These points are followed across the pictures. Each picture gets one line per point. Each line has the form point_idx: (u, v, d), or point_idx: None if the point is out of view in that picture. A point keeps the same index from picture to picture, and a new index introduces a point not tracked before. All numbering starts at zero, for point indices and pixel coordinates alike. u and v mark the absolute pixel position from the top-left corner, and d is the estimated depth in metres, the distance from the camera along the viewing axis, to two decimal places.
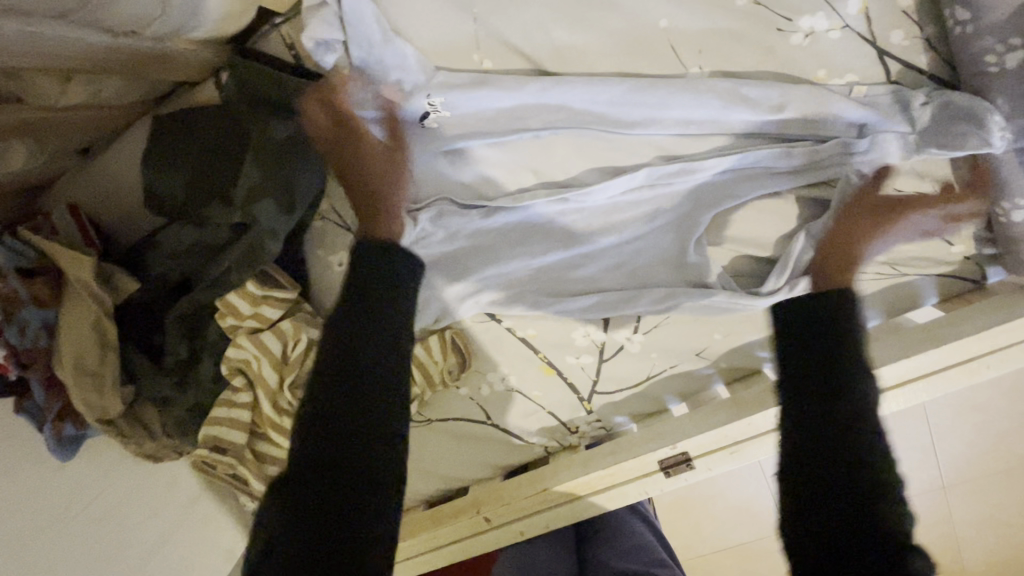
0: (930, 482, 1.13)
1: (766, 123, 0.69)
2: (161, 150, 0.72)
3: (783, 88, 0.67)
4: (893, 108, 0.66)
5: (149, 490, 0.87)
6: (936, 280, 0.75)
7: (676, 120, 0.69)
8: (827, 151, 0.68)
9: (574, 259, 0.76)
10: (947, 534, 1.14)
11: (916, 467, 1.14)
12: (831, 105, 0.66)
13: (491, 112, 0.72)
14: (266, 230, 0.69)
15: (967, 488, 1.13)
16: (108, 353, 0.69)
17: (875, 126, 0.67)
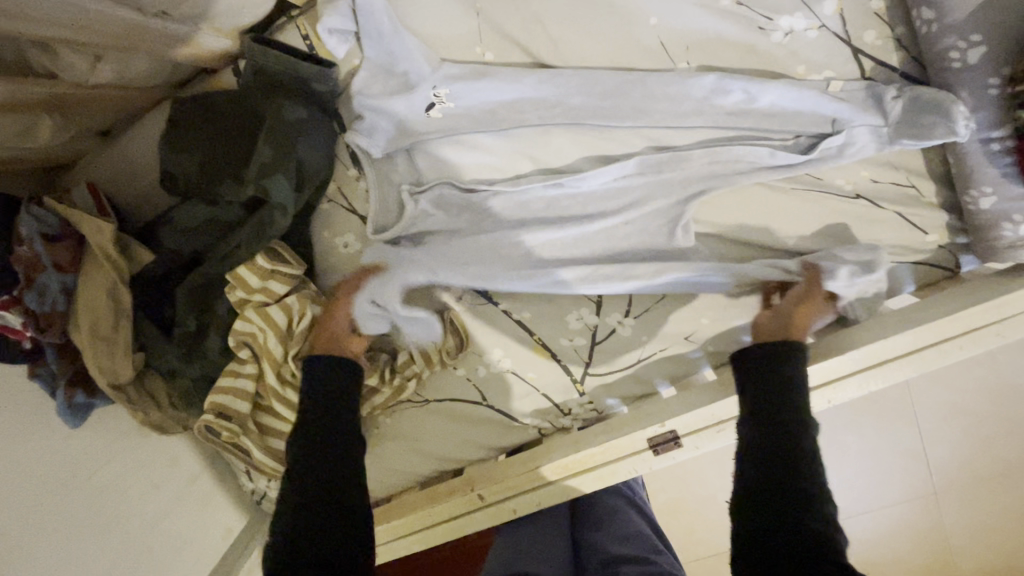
0: (920, 487, 1.16)
1: (749, 115, 0.73)
2: (177, 132, 0.76)
3: (763, 83, 0.71)
4: (872, 103, 0.70)
5: (150, 464, 0.89)
6: (915, 268, 0.78)
7: (664, 110, 0.73)
8: (802, 142, 0.74)
9: (566, 243, 0.79)
10: (941, 542, 1.15)
11: (906, 470, 1.16)
12: (810, 98, 0.71)
13: (491, 101, 0.76)
14: (276, 205, 0.73)
15: (956, 491, 1.15)
16: (122, 320, 0.73)
17: (853, 119, 0.70)
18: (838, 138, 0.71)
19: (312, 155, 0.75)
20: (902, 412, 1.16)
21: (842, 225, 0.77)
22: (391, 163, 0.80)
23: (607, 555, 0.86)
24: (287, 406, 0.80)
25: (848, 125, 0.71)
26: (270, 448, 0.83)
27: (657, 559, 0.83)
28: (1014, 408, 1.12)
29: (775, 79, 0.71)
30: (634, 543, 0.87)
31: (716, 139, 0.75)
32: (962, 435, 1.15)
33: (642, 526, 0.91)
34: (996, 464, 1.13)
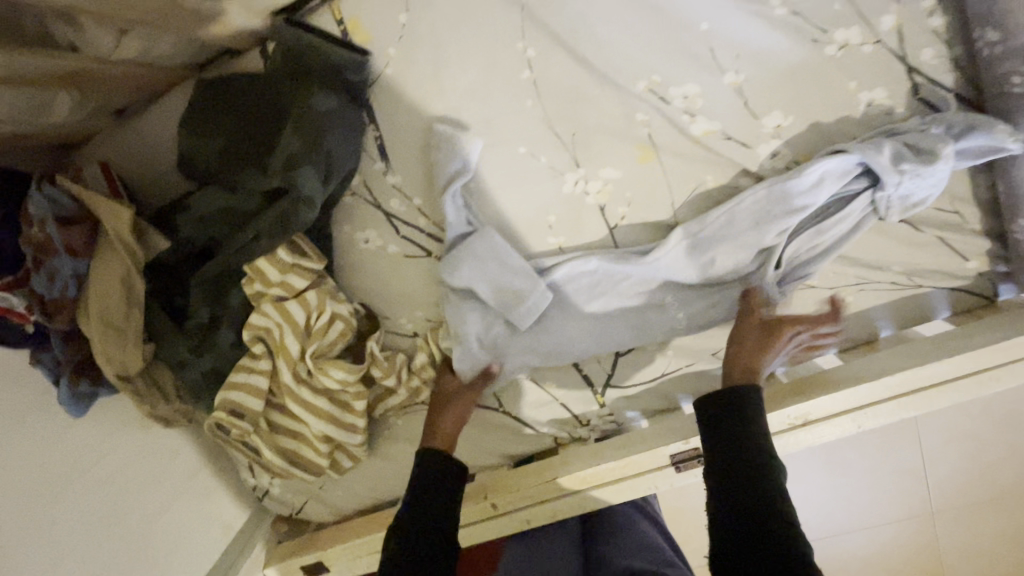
0: (919, 508, 1.15)
1: (800, 199, 0.72)
2: (197, 115, 0.72)
3: (801, 168, 0.72)
4: (910, 153, 0.66)
5: (153, 456, 0.86)
6: (951, 294, 0.77)
7: (705, 109, 0.72)
8: (860, 211, 0.73)
9: (628, 307, 0.82)
10: (937, 561, 1.15)
11: (906, 490, 1.15)
12: (847, 173, 0.70)
13: (517, 93, 0.73)
14: (302, 197, 0.69)
15: (954, 514, 1.14)
16: (134, 309, 0.69)
17: (910, 172, 0.66)
18: (890, 194, 0.69)
19: (341, 146, 0.71)
20: (907, 434, 1.15)
21: (881, 247, 0.76)
22: (427, 148, 0.77)
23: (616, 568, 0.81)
24: (300, 405, 0.78)
25: (901, 177, 0.67)
26: (280, 447, 0.81)
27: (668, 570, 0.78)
28: (1019, 433, 1.10)
29: (818, 162, 0.70)
30: (644, 556, 0.82)
31: (768, 219, 0.74)
32: (973, 461, 1.12)
33: (655, 539, 0.88)
34: (1002, 488, 1.12)
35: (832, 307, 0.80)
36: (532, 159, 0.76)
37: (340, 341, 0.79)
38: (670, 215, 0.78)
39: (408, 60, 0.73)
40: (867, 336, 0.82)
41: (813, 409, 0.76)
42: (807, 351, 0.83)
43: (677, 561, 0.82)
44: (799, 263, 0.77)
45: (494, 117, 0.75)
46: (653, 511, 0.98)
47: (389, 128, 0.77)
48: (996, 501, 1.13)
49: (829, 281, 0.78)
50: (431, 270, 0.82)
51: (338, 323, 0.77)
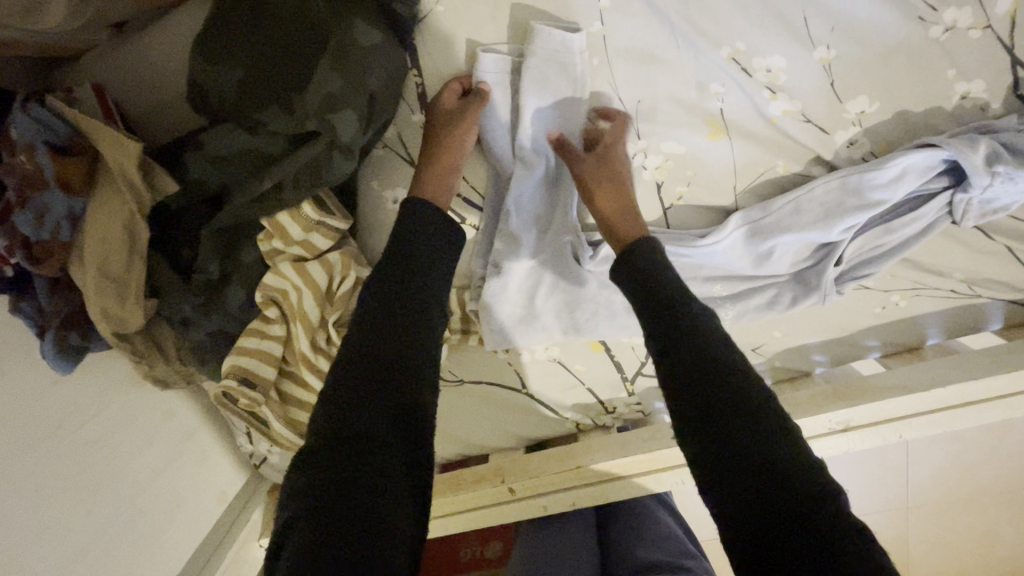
0: (902, 503, 1.13)
1: (876, 192, 0.67)
2: (212, 38, 0.62)
3: (885, 159, 0.65)
4: (1007, 155, 0.62)
5: (147, 417, 0.79)
6: (1006, 306, 0.75)
7: (787, 85, 0.65)
8: (931, 214, 0.68)
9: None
10: (914, 554, 1.16)
11: (888, 485, 1.13)
12: (930, 170, 0.65)
13: (583, 47, 0.65)
14: (337, 144, 0.62)
15: (927, 510, 1.13)
16: (136, 257, 0.61)
17: (1002, 175, 0.62)
18: (972, 197, 0.65)
19: (383, 88, 0.63)
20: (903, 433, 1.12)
21: (946, 253, 0.72)
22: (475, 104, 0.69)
23: (637, 561, 0.81)
24: (315, 376, 0.72)
25: (992, 180, 0.63)
26: (290, 420, 0.74)
27: (690, 564, 0.78)
28: (1005, 440, 1.07)
29: (904, 155, 0.65)
30: (665, 547, 0.82)
31: (840, 212, 0.68)
32: (990, 480, 1.10)
33: (675, 530, 0.87)
34: (1012, 506, 1.11)
35: (884, 310, 0.76)
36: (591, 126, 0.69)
37: None
38: (730, 199, 0.72)
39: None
40: (912, 342, 0.79)
41: (856, 415, 0.74)
42: (849, 353, 0.81)
43: (694, 552, 0.82)
44: (850, 260, 0.72)
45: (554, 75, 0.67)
46: (666, 500, 0.97)
47: (434, 76, 0.68)
48: (1005, 518, 1.12)
49: (887, 284, 0.75)
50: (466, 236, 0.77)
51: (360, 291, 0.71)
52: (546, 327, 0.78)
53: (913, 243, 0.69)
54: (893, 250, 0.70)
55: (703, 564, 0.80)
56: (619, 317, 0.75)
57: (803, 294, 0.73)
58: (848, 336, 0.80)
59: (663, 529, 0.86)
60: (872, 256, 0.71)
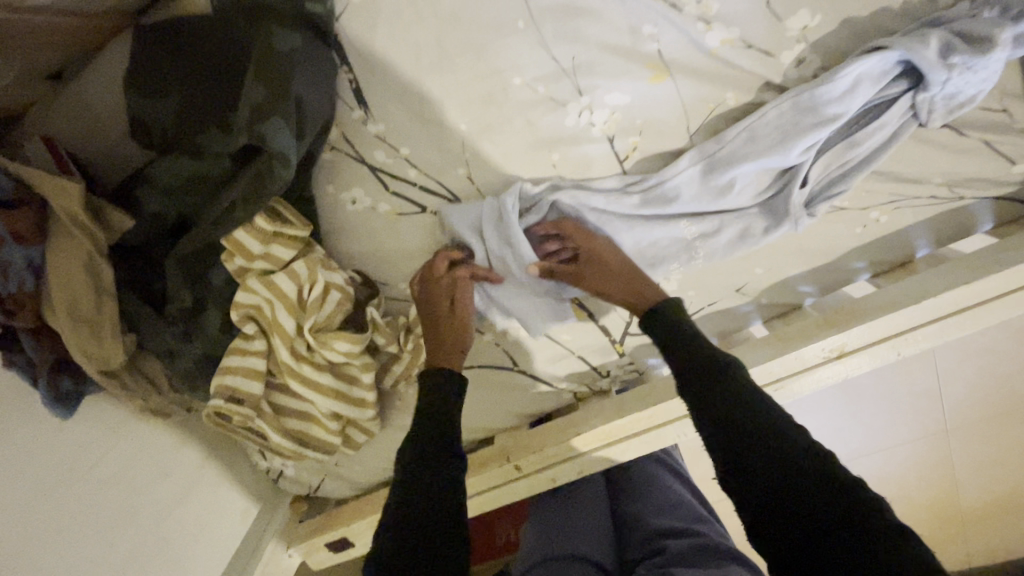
0: (939, 424, 1.10)
1: (830, 106, 0.64)
2: (149, 73, 0.64)
3: (834, 71, 0.63)
4: (961, 45, 0.59)
5: (155, 449, 0.82)
6: (995, 203, 0.71)
7: (721, 13, 0.63)
8: (893, 121, 0.65)
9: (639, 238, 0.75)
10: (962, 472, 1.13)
11: (921, 410, 1.10)
12: (884, 74, 0.63)
13: (507, 13, 0.64)
14: (275, 154, 0.61)
15: (970, 429, 1.10)
16: (105, 299, 0.62)
17: (959, 65, 0.59)
18: (934, 95, 0.62)
19: (312, 92, 0.62)
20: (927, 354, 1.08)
21: (921, 159, 0.69)
22: (412, 91, 0.68)
23: (649, 528, 0.83)
24: (302, 385, 0.72)
25: (949, 73, 0.59)
26: (288, 430, 0.75)
27: (702, 528, 0.80)
28: None
29: (854, 64, 0.62)
30: (679, 514, 0.83)
31: (796, 133, 0.65)
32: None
33: (686, 495, 0.88)
34: None
35: (865, 228, 0.74)
36: (531, 91, 0.68)
37: (339, 314, 0.73)
38: (685, 140, 0.70)
39: None
40: (902, 257, 0.76)
41: (849, 339, 0.72)
42: (838, 278, 0.78)
43: (707, 516, 0.84)
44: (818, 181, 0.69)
45: (483, 45, 0.66)
46: (675, 463, 0.98)
47: (364, 69, 0.67)
48: None
49: (861, 201, 0.72)
50: (431, 225, 0.76)
51: (333, 294, 0.71)
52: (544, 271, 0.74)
53: (881, 153, 0.67)
54: (863, 164, 0.68)
55: (715, 527, 0.82)
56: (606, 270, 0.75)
57: (774, 224, 0.71)
58: (834, 261, 0.77)
59: (674, 496, 0.88)
60: (840, 173, 0.69)
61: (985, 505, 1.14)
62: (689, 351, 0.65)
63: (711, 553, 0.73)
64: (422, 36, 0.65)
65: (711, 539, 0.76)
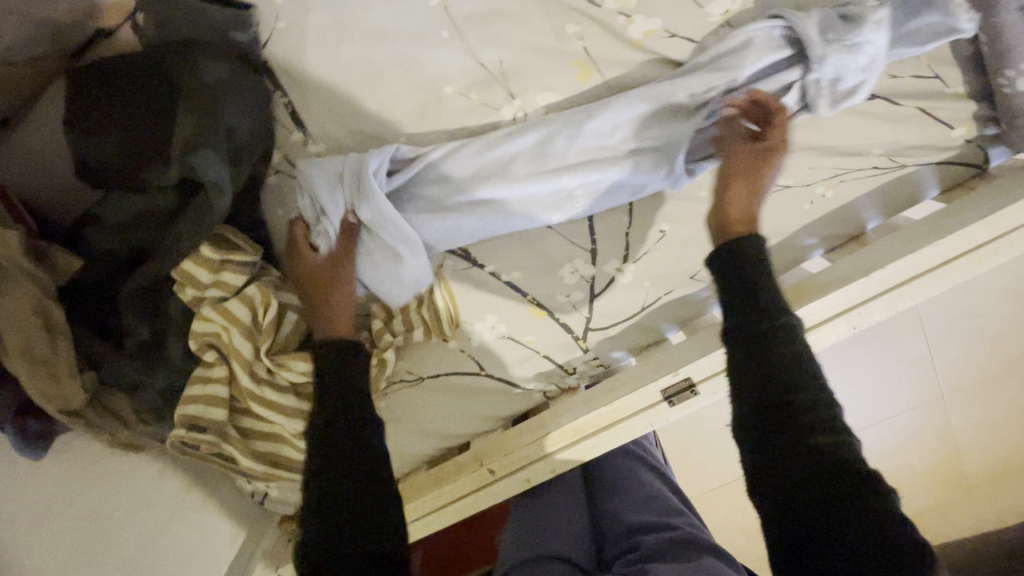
0: (930, 391, 1.09)
1: (727, 60, 0.64)
2: (83, 114, 0.65)
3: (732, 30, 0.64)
4: (839, 23, 0.62)
5: (134, 482, 0.82)
6: (938, 168, 0.71)
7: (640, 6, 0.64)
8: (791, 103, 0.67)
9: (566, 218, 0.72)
10: (956, 444, 1.10)
11: (913, 379, 1.10)
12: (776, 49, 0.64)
13: (431, 25, 0.65)
14: (210, 185, 0.62)
15: (965, 394, 1.09)
16: (60, 339, 0.63)
17: (834, 42, 0.62)
18: (819, 74, 0.63)
19: (243, 121, 0.64)
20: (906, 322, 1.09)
21: (854, 133, 0.70)
22: (348, 107, 0.69)
23: (626, 525, 0.84)
24: (266, 408, 0.73)
25: (826, 50, 0.62)
26: (258, 453, 0.76)
27: (677, 522, 0.81)
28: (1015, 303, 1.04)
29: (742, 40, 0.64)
30: (655, 509, 0.85)
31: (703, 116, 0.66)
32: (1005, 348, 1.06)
33: (663, 490, 0.90)
34: None
35: (813, 204, 0.74)
36: (464, 98, 0.69)
37: (296, 334, 0.74)
38: None
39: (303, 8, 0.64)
40: (853, 230, 0.75)
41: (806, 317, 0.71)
42: (793, 256, 0.76)
43: (681, 510, 0.85)
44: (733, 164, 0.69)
45: (411, 58, 0.66)
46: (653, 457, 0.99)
47: (298, 92, 0.68)
48: None
49: (804, 178, 0.72)
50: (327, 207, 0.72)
51: (289, 314, 0.73)
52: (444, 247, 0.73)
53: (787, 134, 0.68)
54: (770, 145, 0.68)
55: (690, 521, 0.83)
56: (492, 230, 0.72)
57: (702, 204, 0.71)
58: (787, 238, 0.76)
59: (651, 491, 0.89)
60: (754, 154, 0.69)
61: (986, 477, 1.10)
62: (739, 288, 0.55)
63: (685, 546, 0.75)
64: (351, 54, 0.66)
65: (684, 533, 0.77)
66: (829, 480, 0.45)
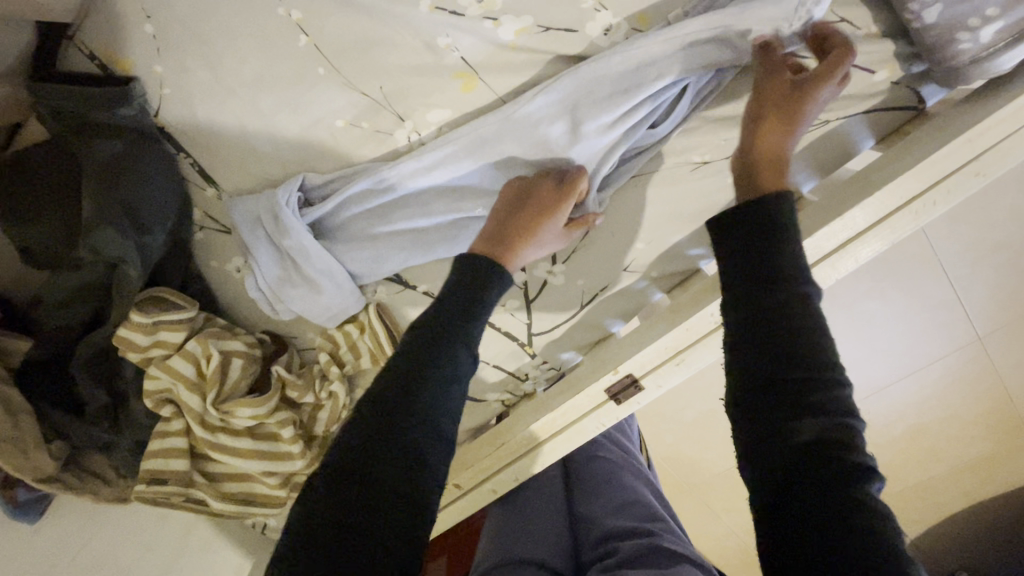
0: (961, 336, 0.95)
1: (650, 71, 0.63)
2: (8, 205, 0.69)
3: (645, 37, 0.61)
4: None
5: (139, 528, 0.90)
6: (868, 117, 0.65)
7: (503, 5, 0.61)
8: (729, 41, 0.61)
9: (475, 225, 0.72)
10: (997, 394, 0.98)
11: (941, 323, 0.95)
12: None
13: (303, 62, 0.65)
14: (122, 258, 0.67)
15: (1005, 331, 0.94)
16: (21, 417, 0.68)
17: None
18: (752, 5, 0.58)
19: (142, 188, 0.67)
20: (922, 264, 0.93)
21: None
22: (250, 157, 0.71)
23: (602, 530, 0.81)
24: (223, 452, 0.77)
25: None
26: (228, 493, 0.80)
27: (655, 527, 0.79)
28: None
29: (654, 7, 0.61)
30: (631, 514, 0.82)
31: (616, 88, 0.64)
32: None
33: (642, 493, 0.88)
34: None
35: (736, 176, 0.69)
36: (355, 129, 0.69)
37: (243, 379, 0.77)
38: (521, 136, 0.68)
39: (181, 70, 0.65)
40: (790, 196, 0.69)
41: None
42: None
43: (663, 515, 0.82)
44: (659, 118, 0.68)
45: (294, 99, 0.67)
46: (632, 459, 0.98)
47: (199, 151, 0.71)
48: None
49: (722, 150, 0.68)
50: (235, 243, 0.76)
51: (235, 360, 0.76)
52: (368, 274, 0.76)
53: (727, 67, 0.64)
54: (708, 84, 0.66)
55: (670, 526, 0.80)
56: (396, 258, 0.73)
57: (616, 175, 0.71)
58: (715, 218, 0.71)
59: (631, 496, 0.86)
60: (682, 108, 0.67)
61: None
62: (755, 252, 0.51)
63: (660, 552, 0.71)
64: (239, 102, 0.67)
65: (660, 538, 0.74)
66: (811, 453, 0.41)
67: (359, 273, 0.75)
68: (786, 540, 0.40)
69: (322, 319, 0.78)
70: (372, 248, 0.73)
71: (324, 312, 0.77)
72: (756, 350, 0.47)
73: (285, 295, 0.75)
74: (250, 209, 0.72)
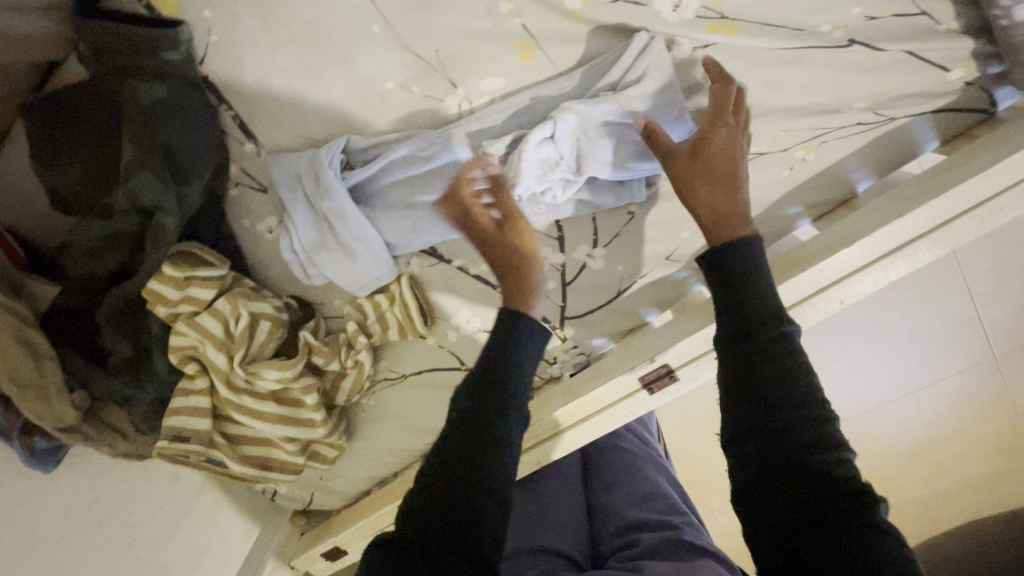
0: (977, 354, 0.94)
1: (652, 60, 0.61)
2: (41, 143, 0.67)
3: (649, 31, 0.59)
4: None
5: (149, 486, 0.89)
6: (932, 118, 0.63)
7: None
8: None
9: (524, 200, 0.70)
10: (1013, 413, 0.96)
11: (959, 341, 0.94)
12: None
13: (359, 19, 0.63)
14: (162, 209, 0.66)
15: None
16: (44, 361, 0.66)
17: None
18: None
19: (182, 138, 0.65)
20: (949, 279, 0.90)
21: (834, 86, 0.63)
22: (294, 115, 0.69)
23: (621, 521, 0.81)
24: (246, 415, 0.76)
25: None
26: (246, 456, 0.80)
27: (675, 520, 0.77)
28: None
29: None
30: (651, 506, 0.81)
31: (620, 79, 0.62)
32: None
33: (662, 484, 0.87)
34: None
35: (793, 170, 0.67)
36: (406, 92, 0.66)
37: (272, 341, 0.76)
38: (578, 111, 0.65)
39: (233, 19, 0.64)
40: (844, 195, 0.68)
41: (785, 293, 0.65)
42: (778, 228, 0.70)
43: (682, 509, 0.81)
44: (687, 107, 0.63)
45: (345, 56, 0.65)
46: (654, 448, 0.97)
47: (242, 104, 0.69)
48: None
49: (781, 141, 0.66)
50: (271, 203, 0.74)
51: (262, 323, 0.75)
52: (405, 245, 0.73)
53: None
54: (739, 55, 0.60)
55: (690, 520, 0.79)
56: (436, 231, 0.71)
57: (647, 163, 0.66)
58: (765, 210, 0.70)
59: (651, 487, 0.85)
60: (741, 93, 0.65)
61: None
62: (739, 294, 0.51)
63: (681, 547, 0.70)
64: (288, 57, 0.65)
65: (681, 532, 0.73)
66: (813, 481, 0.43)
67: (397, 242, 0.73)
68: (773, 521, 0.44)
69: (354, 288, 0.76)
70: (413, 217, 0.71)
71: (357, 281, 0.75)
72: (751, 388, 0.48)
73: (318, 259, 0.73)
74: (291, 167, 0.69)
